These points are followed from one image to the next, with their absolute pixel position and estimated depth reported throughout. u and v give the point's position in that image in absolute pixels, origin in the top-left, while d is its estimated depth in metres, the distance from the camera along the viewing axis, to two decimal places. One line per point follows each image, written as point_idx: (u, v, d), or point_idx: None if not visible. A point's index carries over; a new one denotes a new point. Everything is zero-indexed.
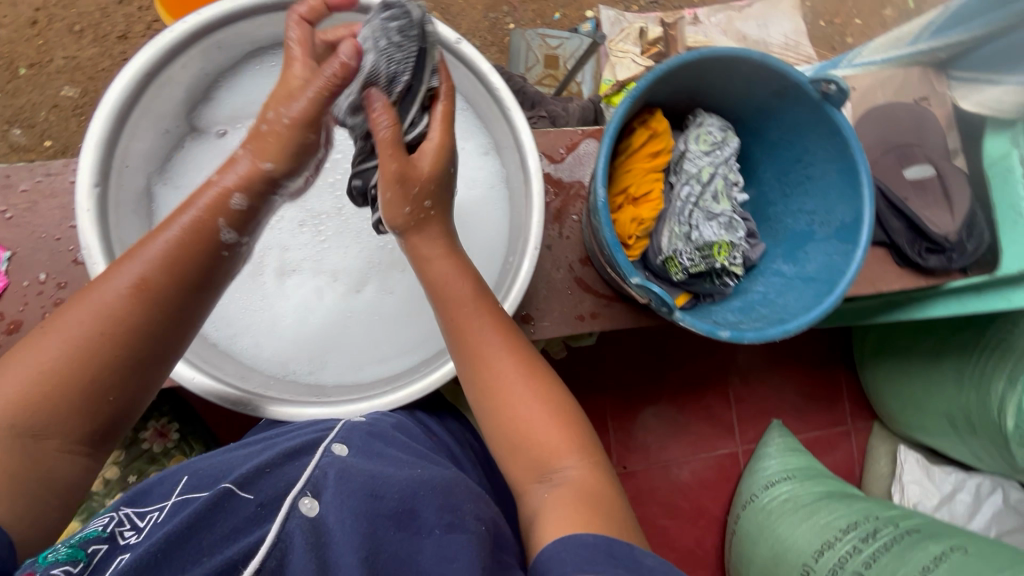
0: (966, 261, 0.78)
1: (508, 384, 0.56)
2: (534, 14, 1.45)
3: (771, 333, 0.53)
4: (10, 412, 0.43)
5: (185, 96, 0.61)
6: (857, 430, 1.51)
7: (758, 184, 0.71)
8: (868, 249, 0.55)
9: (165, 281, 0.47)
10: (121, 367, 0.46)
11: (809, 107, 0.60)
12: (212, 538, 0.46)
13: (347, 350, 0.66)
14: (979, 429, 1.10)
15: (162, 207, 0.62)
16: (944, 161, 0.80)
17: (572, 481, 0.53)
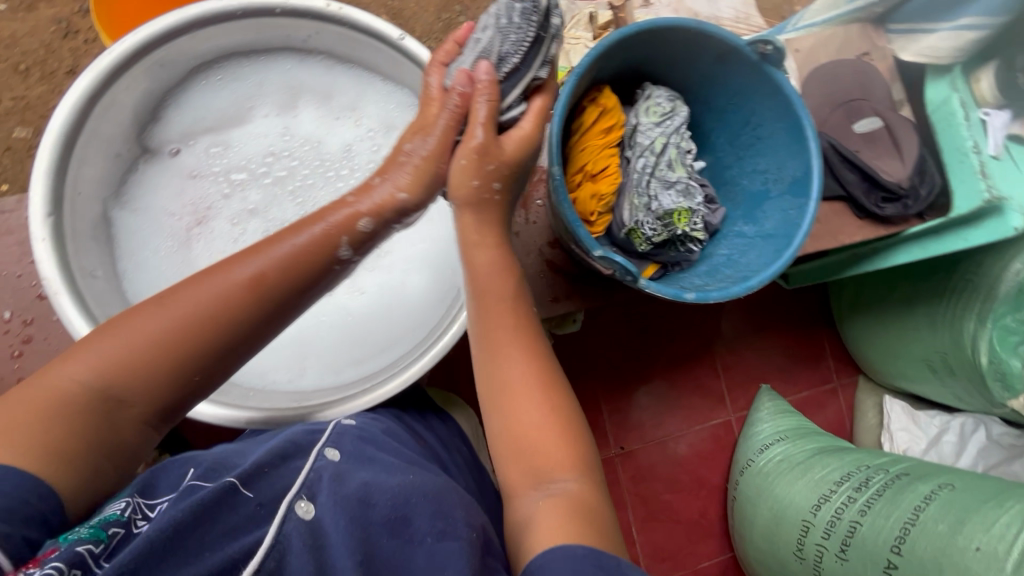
0: (921, 206, 0.80)
1: (514, 375, 0.57)
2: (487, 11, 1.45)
3: (734, 290, 0.55)
4: (115, 367, 0.47)
5: (134, 118, 0.61)
6: (844, 385, 1.54)
7: (712, 151, 0.73)
8: (818, 200, 0.57)
9: (276, 282, 0.51)
10: (220, 351, 0.49)
11: (749, 69, 0.61)
12: (213, 533, 0.45)
13: (324, 354, 0.67)
14: (957, 369, 1.12)
15: (121, 230, 0.61)
16: (890, 112, 0.83)
17: (568, 493, 0.52)
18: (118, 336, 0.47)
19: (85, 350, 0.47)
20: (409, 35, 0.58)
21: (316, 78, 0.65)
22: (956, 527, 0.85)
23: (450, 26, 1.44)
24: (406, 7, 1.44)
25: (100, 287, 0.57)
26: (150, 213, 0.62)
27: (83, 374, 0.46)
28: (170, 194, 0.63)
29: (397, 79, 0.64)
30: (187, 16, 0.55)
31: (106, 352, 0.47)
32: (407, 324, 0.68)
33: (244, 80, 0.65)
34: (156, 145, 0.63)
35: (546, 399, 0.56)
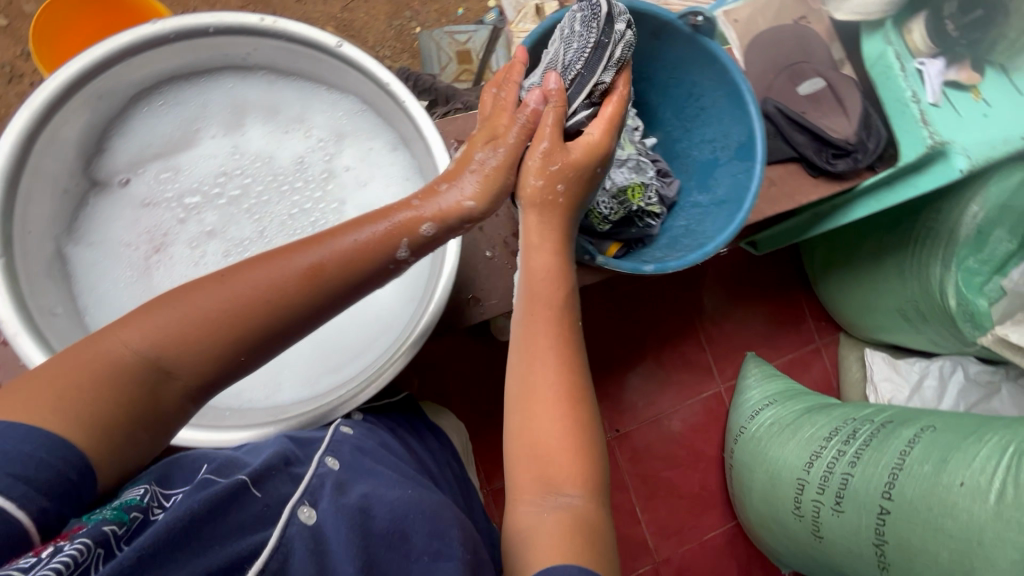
0: (871, 158, 0.83)
1: (545, 378, 0.56)
2: (437, 14, 1.47)
3: (692, 257, 0.56)
4: (162, 339, 0.44)
5: (78, 152, 0.60)
6: (826, 344, 1.58)
7: (662, 127, 0.75)
8: (763, 161, 0.59)
9: (339, 270, 0.48)
10: (270, 337, 0.47)
11: (684, 42, 0.64)
12: (224, 527, 0.44)
13: (297, 366, 0.66)
14: (929, 315, 1.14)
15: (78, 266, 0.61)
16: (831, 72, 0.85)
17: (571, 508, 0.51)
18: (180, 304, 0.45)
19: (143, 315, 0.45)
20: (347, 41, 0.59)
21: (259, 93, 0.65)
22: (941, 466, 0.87)
23: (402, 33, 1.46)
24: (357, 18, 1.44)
25: (62, 324, 0.56)
26: (105, 245, 0.62)
27: (137, 341, 0.44)
28: (123, 224, 0.62)
29: (341, 86, 0.64)
30: (120, 43, 0.55)
31: (163, 321, 0.44)
32: (378, 329, 0.67)
33: (187, 103, 0.65)
34: (104, 178, 0.63)
35: (566, 408, 0.55)
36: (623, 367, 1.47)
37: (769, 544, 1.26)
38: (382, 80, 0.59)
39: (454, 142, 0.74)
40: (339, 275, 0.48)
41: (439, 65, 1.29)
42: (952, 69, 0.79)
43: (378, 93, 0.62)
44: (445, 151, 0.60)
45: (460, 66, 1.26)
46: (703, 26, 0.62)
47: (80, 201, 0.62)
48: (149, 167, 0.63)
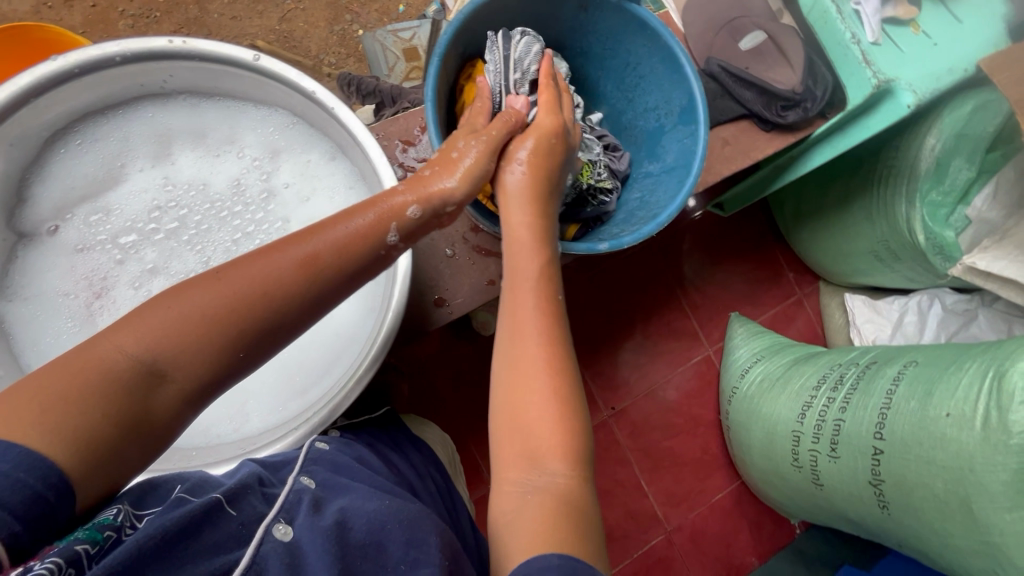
0: (819, 107, 0.81)
1: (529, 345, 0.54)
2: (379, 13, 1.43)
3: (643, 231, 0.55)
4: (156, 340, 0.43)
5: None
6: (808, 295, 1.60)
7: (607, 101, 0.74)
8: (704, 123, 0.57)
9: (334, 259, 0.48)
10: (270, 331, 0.46)
11: (612, 12, 0.63)
12: (198, 547, 0.43)
13: (264, 395, 0.65)
14: (900, 252, 1.15)
15: (17, 322, 0.59)
16: (771, 23, 0.84)
17: (551, 486, 0.49)
18: (175, 303, 0.44)
19: (138, 318, 0.43)
20: (264, 53, 0.56)
21: (183, 118, 0.63)
22: (926, 400, 0.88)
23: (345, 38, 1.42)
24: (296, 27, 1.40)
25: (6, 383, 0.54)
26: (42, 296, 0.60)
27: (131, 344, 0.42)
28: (58, 273, 0.60)
29: (265, 100, 0.62)
30: (20, 84, 0.52)
31: (157, 322, 0.43)
32: (340, 346, 0.65)
33: (108, 138, 0.62)
34: (30, 228, 0.60)
35: (550, 376, 0.53)
36: (611, 344, 1.47)
37: (774, 497, 1.27)
38: (304, 89, 0.57)
39: (398, 143, 0.72)
40: (335, 264, 0.48)
41: (387, 66, 1.26)
42: (889, 5, 0.78)
43: (303, 103, 0.60)
44: (381, 154, 0.58)
45: (408, 64, 1.23)
46: None
47: (9, 254, 0.60)
48: (78, 210, 0.61)
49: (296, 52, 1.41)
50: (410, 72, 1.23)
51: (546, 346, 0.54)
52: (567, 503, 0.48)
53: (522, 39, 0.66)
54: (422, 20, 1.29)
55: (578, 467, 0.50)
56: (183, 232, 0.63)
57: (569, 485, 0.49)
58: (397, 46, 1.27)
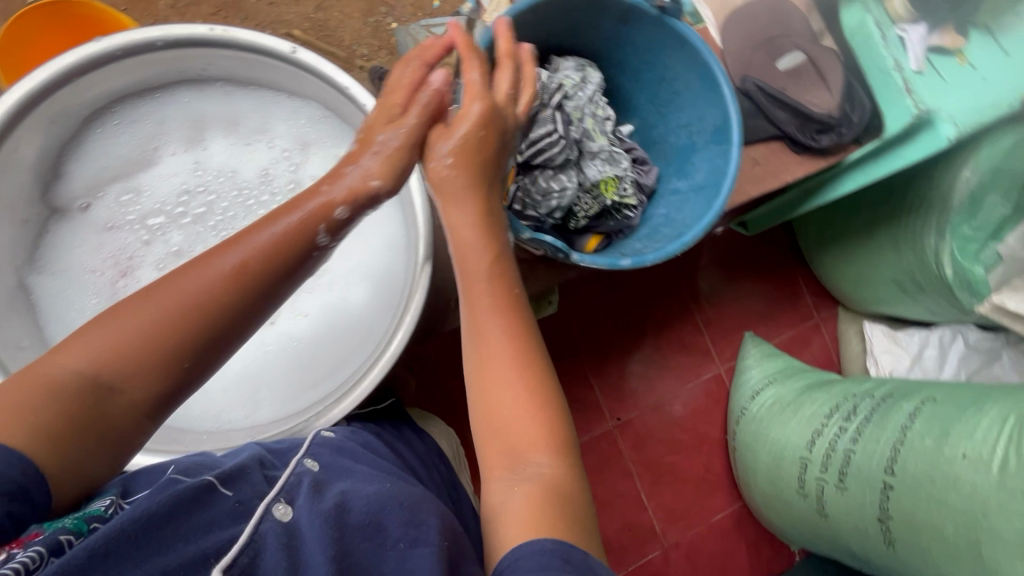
0: (855, 132, 0.80)
1: (495, 345, 0.54)
2: (413, 7, 1.44)
3: (668, 250, 0.54)
4: (91, 358, 0.42)
5: (30, 180, 0.59)
6: (825, 320, 1.56)
7: (638, 114, 0.72)
8: (738, 145, 0.56)
9: (262, 265, 0.46)
10: (203, 343, 0.44)
11: (652, 25, 0.61)
12: (191, 525, 0.44)
13: (278, 384, 0.65)
14: (925, 284, 1.12)
15: (43, 296, 0.60)
16: (812, 45, 0.82)
17: (541, 477, 0.50)
18: (110, 323, 0.43)
19: (74, 339, 0.43)
20: (302, 47, 0.57)
21: (218, 106, 0.65)
22: (943, 440, 0.85)
23: (377, 29, 1.41)
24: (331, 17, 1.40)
25: (29, 356, 0.55)
26: (72, 273, 0.61)
27: (73, 362, 0.42)
28: (87, 248, 0.61)
29: (299, 94, 0.63)
30: (62, 64, 0.52)
31: (94, 341, 0.42)
32: (354, 341, 0.66)
33: (144, 120, 0.63)
34: (64, 205, 0.62)
35: (522, 375, 0.53)
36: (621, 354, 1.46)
37: (776, 523, 1.25)
38: (340, 85, 0.57)
39: None
40: (265, 267, 0.46)
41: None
42: (936, 34, 0.76)
43: (337, 100, 0.61)
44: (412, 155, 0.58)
45: None
46: (671, 7, 0.59)
47: (41, 229, 0.61)
48: (112, 191, 0.62)
49: (328, 41, 1.41)
50: None
51: (514, 344, 0.53)
52: (554, 494, 0.48)
53: (567, 64, 0.66)
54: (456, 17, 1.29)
55: (562, 462, 0.51)
56: (212, 215, 0.64)
57: (556, 479, 0.50)
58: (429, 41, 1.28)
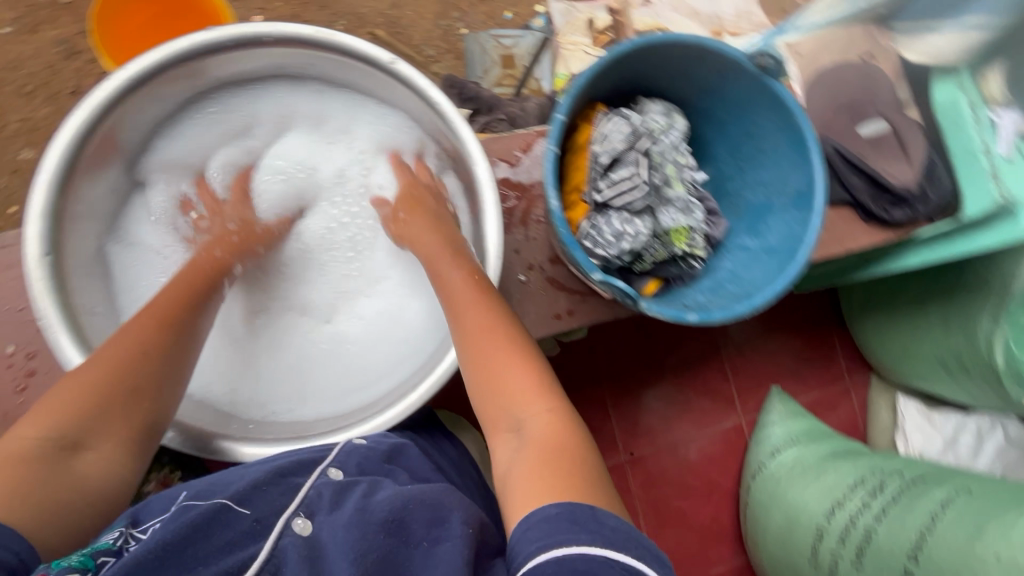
0: (930, 211, 0.79)
1: (477, 320, 0.55)
2: (486, 15, 1.45)
3: (738, 311, 0.52)
4: (55, 423, 0.47)
5: (122, 154, 0.61)
6: (856, 385, 1.49)
7: (714, 163, 0.71)
8: (822, 214, 0.54)
9: (178, 312, 0.56)
10: (147, 382, 0.51)
11: (749, 81, 0.60)
12: (208, 548, 0.45)
13: (325, 383, 0.66)
14: (972, 369, 1.08)
15: (115, 261, 0.64)
16: (897, 115, 0.81)
17: (535, 433, 0.49)
18: (57, 397, 0.48)
19: (33, 416, 0.47)
20: (401, 58, 0.57)
21: (308, 104, 0.69)
22: (976, 536, 0.81)
23: (447, 33, 1.43)
24: (404, 14, 1.41)
25: (100, 322, 0.58)
26: (142, 240, 0.67)
27: (32, 433, 0.46)
28: (155, 233, 0.68)
29: (388, 103, 0.66)
30: (179, 47, 0.54)
31: (51, 411, 0.47)
32: (405, 349, 0.67)
33: (235, 108, 0.67)
34: (145, 173, 0.67)
35: (508, 340, 0.54)
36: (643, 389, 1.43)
37: None
38: (433, 101, 0.58)
39: (498, 162, 0.73)
40: (181, 312, 0.57)
41: (481, 69, 1.31)
42: None
43: (426, 116, 0.62)
44: (490, 178, 0.58)
45: (503, 72, 1.26)
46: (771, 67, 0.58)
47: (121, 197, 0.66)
48: (178, 177, 0.70)
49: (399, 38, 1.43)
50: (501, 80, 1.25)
51: (493, 315, 0.55)
52: (552, 443, 0.47)
53: (656, 109, 0.65)
54: (525, 32, 1.32)
55: (555, 406, 0.50)
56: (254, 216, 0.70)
57: (551, 426, 0.49)
58: (496, 51, 1.32)
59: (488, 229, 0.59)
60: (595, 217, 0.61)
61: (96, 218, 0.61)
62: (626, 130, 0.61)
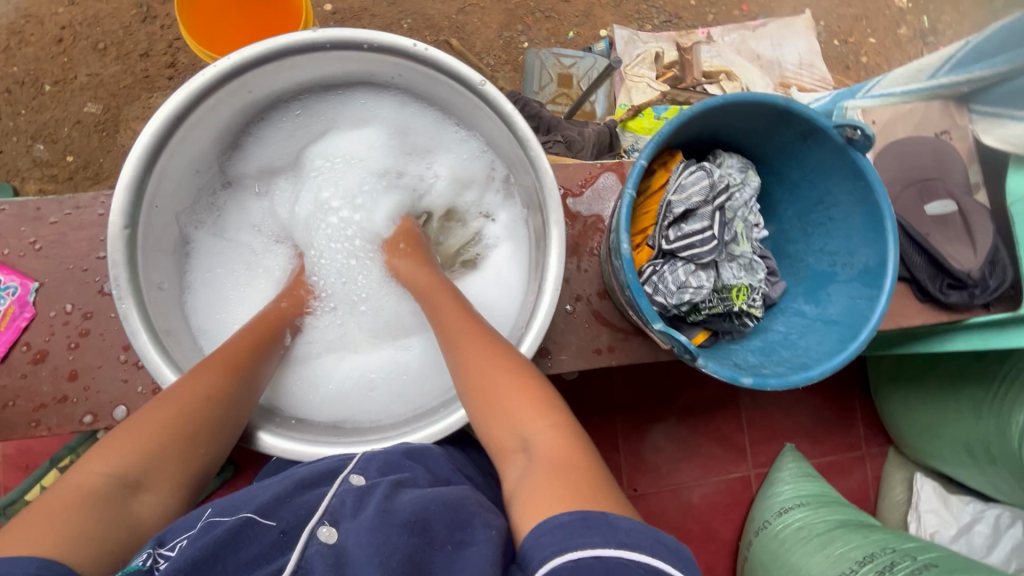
0: (988, 296, 0.78)
1: (476, 353, 0.55)
2: (548, 33, 1.40)
3: (795, 380, 0.58)
4: (125, 460, 0.47)
5: (208, 142, 0.64)
6: (872, 455, 1.32)
7: (778, 222, 0.76)
8: (891, 298, 0.61)
9: (254, 362, 0.60)
10: (218, 429, 0.53)
11: (833, 150, 0.64)
12: (236, 563, 0.44)
13: (371, 392, 0.69)
14: (999, 460, 1.01)
15: (197, 248, 0.70)
16: (966, 197, 0.82)
17: (541, 448, 0.47)
18: (127, 433, 0.49)
19: (106, 448, 0.48)
20: (490, 82, 0.60)
21: (391, 113, 0.72)
22: None
23: (509, 45, 1.38)
24: (468, 22, 1.36)
25: (163, 297, 0.62)
26: (230, 236, 0.74)
27: (104, 466, 0.47)
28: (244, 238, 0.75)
29: (470, 124, 0.69)
30: (271, 46, 0.56)
31: (129, 444, 0.48)
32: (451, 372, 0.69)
33: (319, 113, 0.72)
34: (234, 171, 0.72)
35: (509, 364, 0.53)
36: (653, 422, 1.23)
37: None
38: (517, 126, 0.60)
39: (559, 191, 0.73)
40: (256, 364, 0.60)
41: (538, 86, 1.28)
42: None
43: (507, 142, 0.64)
44: (560, 213, 0.60)
45: (558, 90, 1.25)
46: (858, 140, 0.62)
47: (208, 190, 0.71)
48: (267, 188, 0.76)
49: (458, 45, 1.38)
50: (554, 98, 1.25)
51: (492, 345, 0.55)
52: (559, 455, 0.46)
53: (733, 164, 0.70)
54: (586, 53, 1.29)
55: (560, 422, 0.49)
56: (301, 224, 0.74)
57: (556, 438, 0.47)
58: (554, 69, 1.29)
59: (551, 257, 0.60)
60: (660, 264, 0.67)
61: (177, 201, 0.64)
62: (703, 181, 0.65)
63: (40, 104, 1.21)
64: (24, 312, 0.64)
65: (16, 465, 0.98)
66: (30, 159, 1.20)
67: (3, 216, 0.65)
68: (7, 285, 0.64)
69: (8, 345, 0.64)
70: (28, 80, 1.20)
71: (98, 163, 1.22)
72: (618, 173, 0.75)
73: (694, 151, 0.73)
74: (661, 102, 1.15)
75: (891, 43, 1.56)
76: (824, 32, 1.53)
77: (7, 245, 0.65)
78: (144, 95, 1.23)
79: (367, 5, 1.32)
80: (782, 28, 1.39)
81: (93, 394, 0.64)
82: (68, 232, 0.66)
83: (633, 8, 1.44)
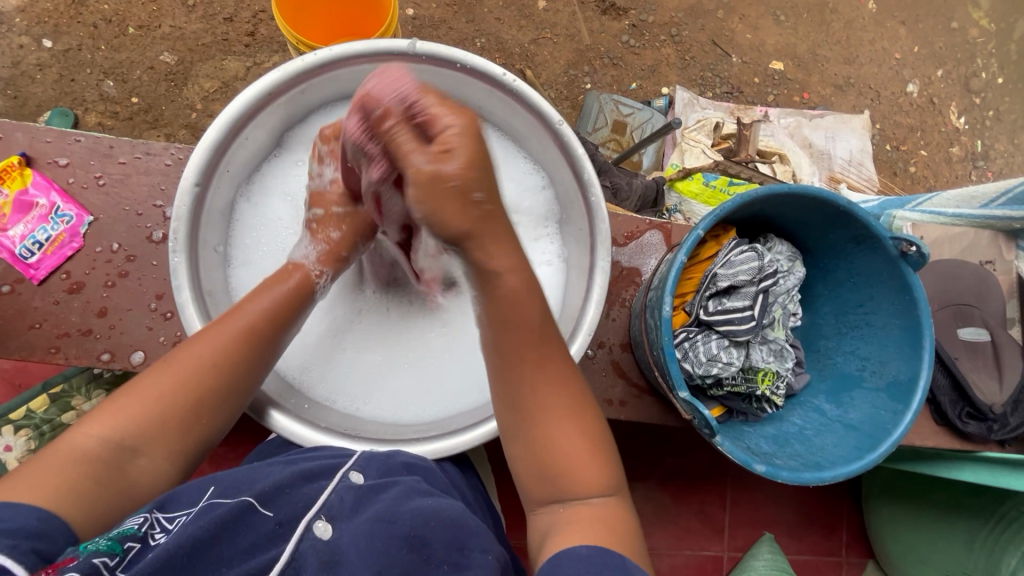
0: (1005, 434, 0.79)
1: (544, 411, 0.54)
2: (612, 79, 1.43)
3: (806, 478, 0.58)
4: (121, 429, 0.49)
5: (282, 120, 0.66)
6: (850, 564, 1.27)
7: (813, 315, 0.77)
8: (917, 417, 0.62)
9: (264, 323, 0.55)
10: (215, 397, 0.52)
11: (884, 259, 0.65)
12: (231, 550, 0.45)
13: (392, 394, 0.69)
14: None
15: (239, 216, 0.69)
16: (999, 329, 0.84)
17: (587, 509, 0.52)
18: (122, 402, 0.50)
19: (107, 410, 0.50)
20: (567, 123, 0.62)
21: None
22: None
23: (573, 83, 1.41)
24: (539, 53, 1.41)
25: (212, 255, 0.64)
26: (269, 206, 0.71)
27: (102, 432, 0.48)
28: (277, 208, 0.71)
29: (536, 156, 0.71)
30: (368, 47, 0.59)
31: (124, 413, 0.50)
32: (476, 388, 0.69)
33: None
34: (288, 144, 0.70)
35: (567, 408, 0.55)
36: (635, 479, 1.20)
37: None
38: (583, 170, 0.62)
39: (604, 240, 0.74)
40: (267, 326, 0.56)
41: (592, 126, 1.31)
42: None
43: (569, 183, 0.66)
44: (607, 267, 0.62)
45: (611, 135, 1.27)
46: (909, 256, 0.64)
47: (262, 158, 0.69)
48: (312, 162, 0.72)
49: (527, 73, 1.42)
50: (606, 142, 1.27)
51: (562, 404, 0.55)
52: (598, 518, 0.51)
53: (779, 250, 0.71)
54: (645, 107, 1.31)
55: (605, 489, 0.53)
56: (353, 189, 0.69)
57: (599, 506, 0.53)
58: (611, 115, 1.31)
59: (590, 300, 0.62)
60: (694, 332, 0.68)
61: (243, 168, 0.66)
62: (753, 266, 0.66)
63: (120, 44, 1.25)
64: (74, 241, 0.66)
65: (10, 380, 0.98)
66: (98, 93, 1.24)
67: (77, 147, 0.68)
68: (64, 213, 0.66)
69: (49, 270, 0.66)
70: (115, 19, 1.25)
71: (158, 110, 1.26)
72: (664, 233, 0.75)
73: (747, 230, 0.75)
74: (712, 169, 1.11)
75: (940, 159, 1.58)
76: (877, 136, 1.56)
77: (74, 175, 0.67)
78: (218, 56, 1.28)
79: (447, 17, 1.37)
80: (837, 122, 1.41)
81: (116, 334, 0.65)
82: (133, 174, 0.68)
83: (698, 73, 1.48)
